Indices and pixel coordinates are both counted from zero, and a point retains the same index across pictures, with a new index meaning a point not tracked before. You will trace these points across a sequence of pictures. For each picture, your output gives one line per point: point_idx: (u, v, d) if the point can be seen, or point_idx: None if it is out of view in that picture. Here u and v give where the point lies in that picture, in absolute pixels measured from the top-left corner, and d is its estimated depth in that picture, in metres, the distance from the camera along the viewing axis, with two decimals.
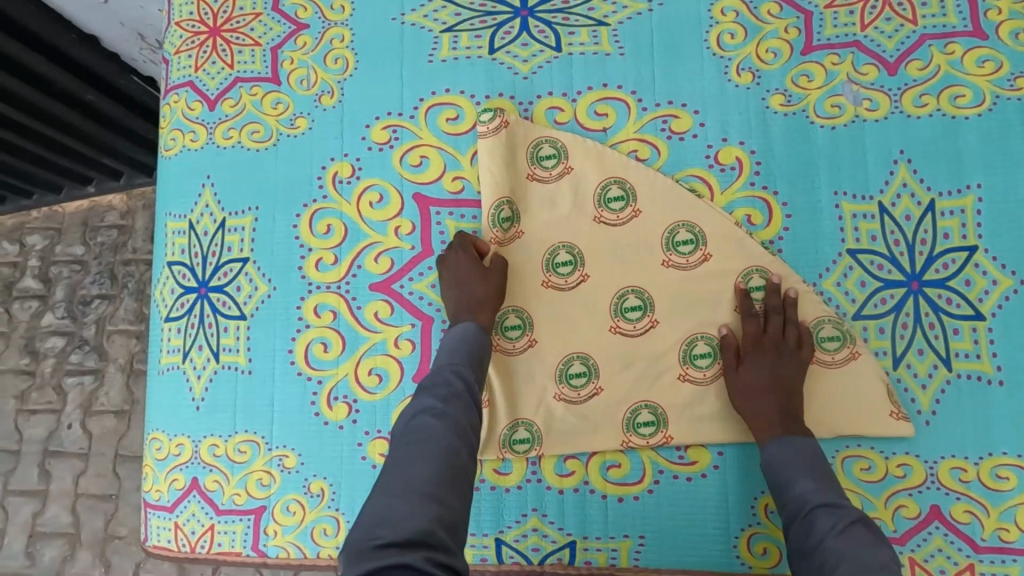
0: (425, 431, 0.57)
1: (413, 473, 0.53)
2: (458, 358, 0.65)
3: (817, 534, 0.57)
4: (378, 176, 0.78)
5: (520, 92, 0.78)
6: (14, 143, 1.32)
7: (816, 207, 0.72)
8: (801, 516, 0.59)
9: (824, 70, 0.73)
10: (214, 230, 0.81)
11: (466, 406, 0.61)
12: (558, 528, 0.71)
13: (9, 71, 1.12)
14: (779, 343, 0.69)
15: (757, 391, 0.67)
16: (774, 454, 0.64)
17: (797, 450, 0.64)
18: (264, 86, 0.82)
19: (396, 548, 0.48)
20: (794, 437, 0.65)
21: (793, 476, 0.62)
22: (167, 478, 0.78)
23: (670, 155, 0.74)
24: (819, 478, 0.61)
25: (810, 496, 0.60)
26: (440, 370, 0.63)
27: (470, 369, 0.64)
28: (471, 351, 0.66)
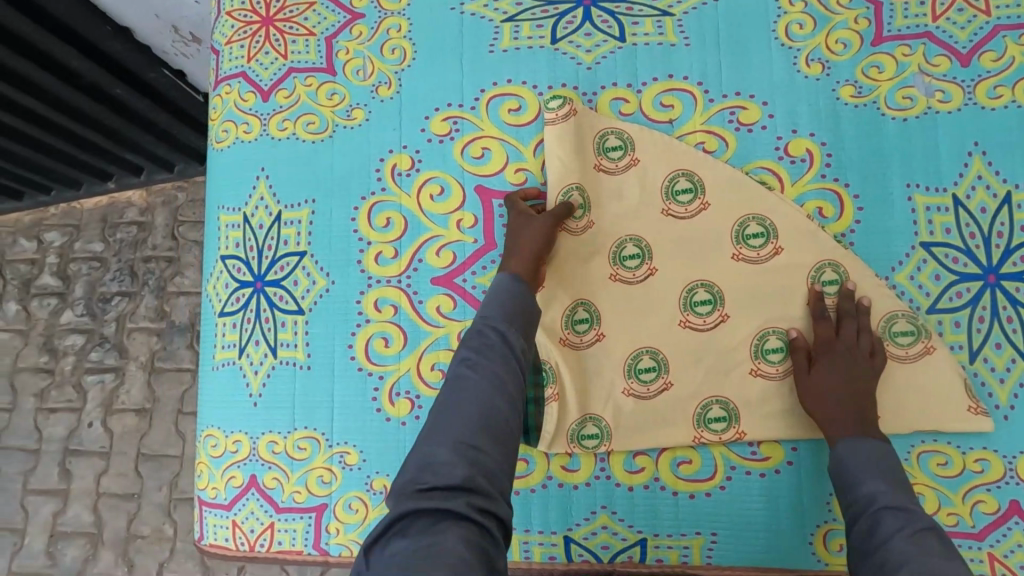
0: (461, 382, 0.56)
1: (450, 422, 0.53)
2: (494, 311, 0.63)
3: (882, 534, 0.55)
4: (439, 168, 0.77)
5: (584, 83, 0.76)
6: (35, 137, 1.30)
7: (888, 199, 0.71)
8: (867, 515, 0.57)
9: (895, 62, 0.72)
10: (269, 223, 0.79)
11: (503, 355, 0.59)
12: (628, 525, 0.70)
13: (36, 62, 1.11)
14: (853, 348, 0.68)
15: (831, 392, 0.66)
16: (843, 452, 0.63)
17: (869, 453, 0.62)
18: (320, 76, 0.80)
19: (438, 497, 0.48)
20: (866, 439, 0.63)
21: (862, 475, 0.60)
22: (224, 476, 0.77)
23: (738, 147, 0.73)
24: (889, 481, 0.59)
25: (877, 495, 0.58)
26: (476, 326, 0.62)
27: (504, 321, 0.62)
28: (503, 301, 0.64)
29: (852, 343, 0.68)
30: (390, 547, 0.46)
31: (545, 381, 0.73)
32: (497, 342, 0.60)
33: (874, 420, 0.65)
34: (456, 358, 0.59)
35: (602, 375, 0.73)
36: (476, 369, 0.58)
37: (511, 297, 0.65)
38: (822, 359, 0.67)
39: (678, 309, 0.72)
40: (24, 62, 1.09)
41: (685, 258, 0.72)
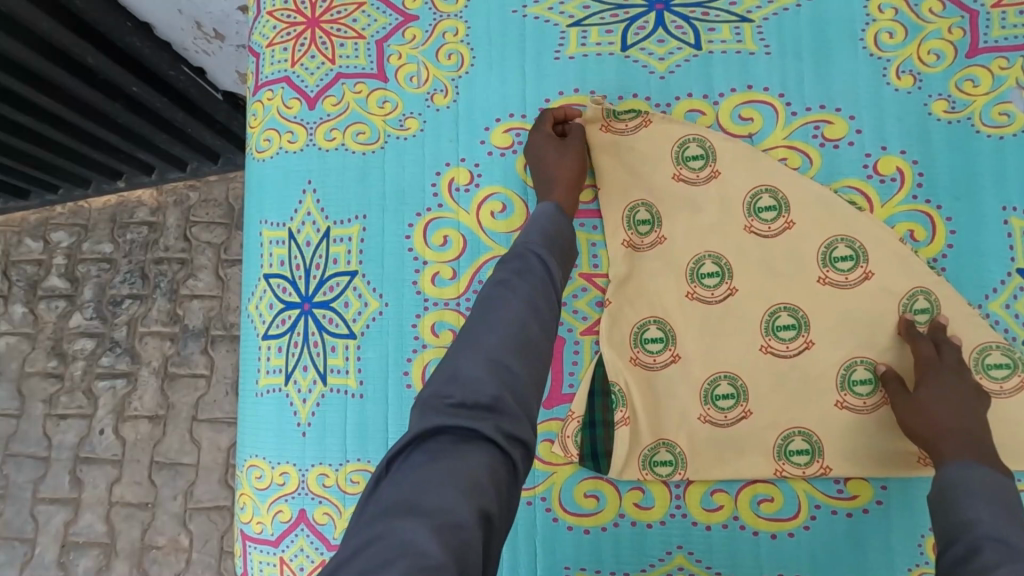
0: (498, 302, 0.52)
1: (484, 338, 0.49)
2: (535, 237, 0.59)
3: (980, 561, 0.46)
4: (500, 183, 0.72)
5: (656, 93, 0.72)
6: (43, 133, 1.24)
7: (983, 220, 0.67)
8: (963, 543, 0.49)
9: (991, 75, 0.68)
10: (317, 240, 0.74)
11: (542, 277, 0.55)
12: (705, 566, 0.66)
13: (51, 58, 1.05)
14: (962, 374, 0.62)
15: (942, 419, 0.60)
16: (949, 471, 0.56)
17: (980, 479, 0.54)
18: (370, 82, 0.75)
19: (466, 415, 0.45)
20: (976, 462, 0.56)
21: (969, 498, 0.53)
22: (271, 510, 0.72)
23: (823, 164, 0.69)
24: (999, 507, 0.51)
25: (978, 516, 0.51)
26: (517, 248, 0.57)
27: (544, 247, 0.58)
28: (546, 229, 0.60)
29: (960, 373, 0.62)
30: (411, 461, 0.44)
31: (614, 405, 0.68)
32: (538, 267, 0.56)
33: (990, 451, 0.58)
34: (493, 277, 0.55)
35: (677, 403, 0.68)
36: (511, 289, 0.53)
37: (555, 225, 0.61)
38: (927, 380, 0.62)
39: (760, 333, 0.68)
40: (38, 59, 1.03)
41: (764, 276, 0.68)
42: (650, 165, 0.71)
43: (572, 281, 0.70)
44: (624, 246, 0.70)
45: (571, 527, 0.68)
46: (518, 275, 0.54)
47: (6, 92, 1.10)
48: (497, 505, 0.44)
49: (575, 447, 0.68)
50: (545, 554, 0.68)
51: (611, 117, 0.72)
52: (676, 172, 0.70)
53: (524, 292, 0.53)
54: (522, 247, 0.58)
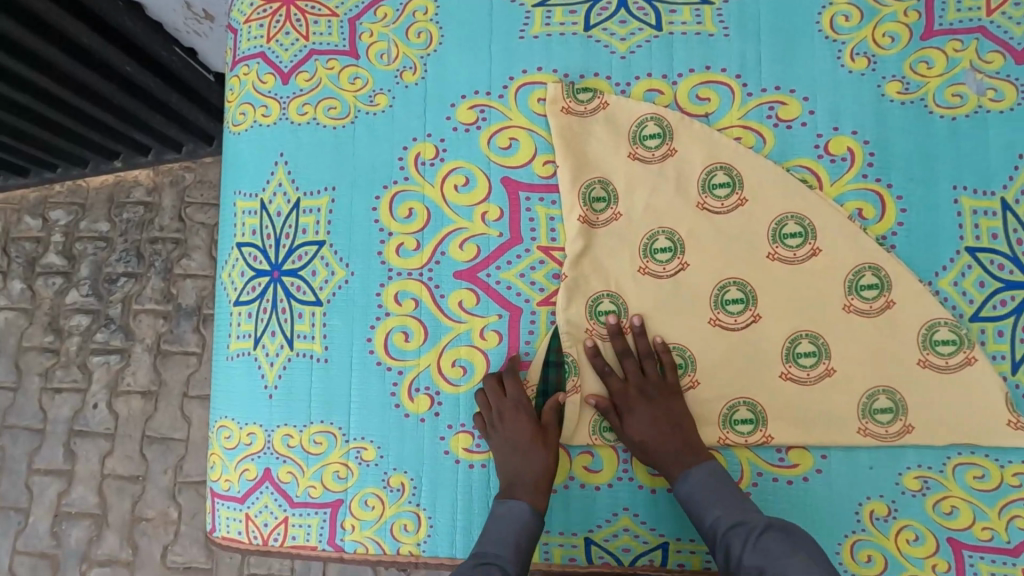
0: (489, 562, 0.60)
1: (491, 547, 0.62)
2: (504, 552, 0.62)
3: (735, 556, 0.60)
4: (464, 158, 0.74)
5: (617, 73, 0.74)
6: (43, 113, 1.27)
7: (935, 200, 0.68)
8: (719, 544, 0.62)
9: (945, 57, 0.69)
10: (287, 210, 0.77)
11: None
12: (649, 528, 0.69)
13: (48, 38, 1.07)
14: (667, 385, 0.69)
15: (665, 443, 0.67)
16: (682, 491, 0.65)
17: (703, 482, 0.65)
18: (342, 59, 0.78)
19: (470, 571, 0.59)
20: (694, 466, 0.66)
21: (703, 507, 0.64)
22: (238, 468, 0.75)
23: (776, 143, 0.71)
24: (723, 502, 0.63)
25: (721, 523, 0.62)
26: (481, 563, 0.61)
27: (511, 566, 0.61)
28: (517, 546, 0.62)
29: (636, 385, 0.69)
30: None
31: (566, 373, 0.71)
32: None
33: (698, 450, 0.67)
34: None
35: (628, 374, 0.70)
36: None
37: (524, 536, 0.63)
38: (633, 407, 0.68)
39: (708, 308, 0.70)
40: (37, 41, 1.06)
41: (715, 252, 0.70)
42: (609, 143, 0.72)
43: (530, 254, 0.72)
44: (577, 221, 0.71)
45: None
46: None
47: (9, 74, 1.14)
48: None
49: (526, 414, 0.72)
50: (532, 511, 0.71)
51: (571, 99, 0.73)
52: (634, 151, 0.72)
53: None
54: (480, 559, 0.61)
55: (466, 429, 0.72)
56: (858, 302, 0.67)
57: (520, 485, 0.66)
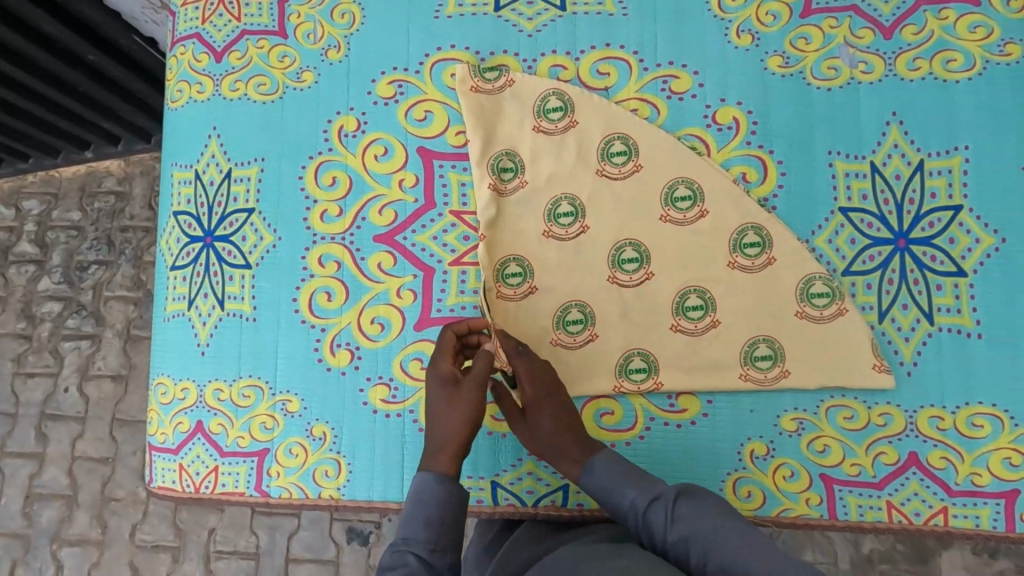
0: (403, 550, 0.60)
1: (408, 529, 0.61)
2: (418, 534, 0.61)
3: (660, 533, 0.59)
4: (383, 130, 0.80)
5: (524, 50, 0.79)
6: (15, 104, 1.31)
7: (811, 165, 0.74)
8: (640, 524, 0.61)
9: (822, 33, 0.75)
10: (220, 179, 0.82)
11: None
12: (551, 472, 0.74)
13: (11, 26, 1.10)
14: (549, 378, 0.70)
15: (569, 431, 0.68)
16: (588, 481, 0.65)
17: (604, 473, 0.65)
18: (272, 39, 0.83)
19: (389, 560, 0.60)
20: (594, 458, 0.66)
21: (616, 490, 0.63)
22: (172, 422, 0.80)
23: (670, 114, 0.76)
24: (635, 480, 0.63)
25: (638, 503, 0.61)
26: (396, 551, 0.60)
27: (425, 545, 0.60)
28: (427, 521, 0.61)
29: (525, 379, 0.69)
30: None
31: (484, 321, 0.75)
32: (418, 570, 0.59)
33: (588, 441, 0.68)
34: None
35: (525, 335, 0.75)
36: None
37: (436, 509, 0.62)
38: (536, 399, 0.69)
39: (606, 268, 0.75)
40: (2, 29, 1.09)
41: (613, 216, 0.75)
42: (515, 115, 0.78)
43: (443, 218, 0.78)
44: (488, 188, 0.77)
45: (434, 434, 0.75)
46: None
47: None
48: (418, 566, 0.59)
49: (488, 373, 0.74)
50: None
51: (478, 78, 0.78)
52: (541, 125, 0.77)
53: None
54: (394, 548, 0.61)
55: (383, 381, 0.77)
56: (742, 259, 0.73)
57: (432, 455, 0.65)
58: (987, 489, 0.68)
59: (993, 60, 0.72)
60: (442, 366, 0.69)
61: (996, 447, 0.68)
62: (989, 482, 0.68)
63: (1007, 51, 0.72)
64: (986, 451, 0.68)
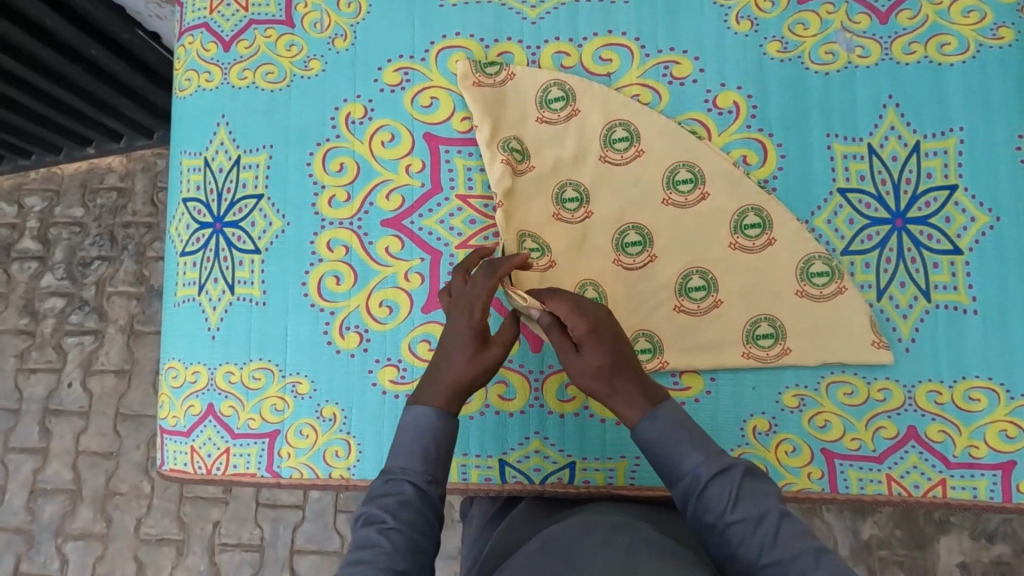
0: (397, 479, 0.60)
1: (404, 457, 0.61)
2: (413, 464, 0.60)
3: (716, 510, 0.53)
4: (390, 116, 0.81)
5: (528, 37, 0.81)
6: (15, 99, 1.31)
7: (809, 147, 0.75)
8: (693, 494, 0.54)
9: (819, 19, 0.76)
10: (229, 166, 0.83)
11: (420, 508, 0.58)
12: (558, 449, 0.75)
13: (11, 20, 1.11)
14: (608, 317, 0.62)
15: (626, 373, 0.60)
16: (647, 431, 0.58)
17: (669, 421, 0.59)
18: (279, 28, 0.84)
19: (382, 487, 0.59)
20: (658, 406, 0.59)
21: (679, 449, 0.57)
22: (184, 405, 0.81)
23: (671, 99, 0.78)
24: (699, 444, 0.57)
25: (702, 471, 0.55)
26: (391, 479, 0.59)
27: (421, 475, 0.60)
28: (424, 453, 0.61)
29: (579, 318, 0.61)
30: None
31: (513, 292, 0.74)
32: (413, 500, 0.58)
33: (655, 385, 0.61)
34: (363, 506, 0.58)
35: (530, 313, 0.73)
36: (389, 534, 0.55)
37: (434, 442, 0.62)
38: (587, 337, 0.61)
39: (611, 251, 0.76)
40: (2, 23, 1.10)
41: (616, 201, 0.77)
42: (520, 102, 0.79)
43: (449, 202, 0.79)
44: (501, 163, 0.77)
45: None
46: (395, 514, 0.57)
47: None
48: (412, 493, 0.59)
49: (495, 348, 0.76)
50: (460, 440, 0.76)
51: (480, 73, 0.79)
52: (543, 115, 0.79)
53: (399, 531, 0.56)
54: (388, 476, 0.60)
55: (392, 363, 0.78)
56: (742, 240, 0.75)
57: (432, 390, 0.64)
58: (984, 461, 0.69)
59: (986, 44, 0.74)
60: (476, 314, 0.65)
61: (992, 420, 0.69)
62: (986, 454, 0.69)
63: (1000, 34, 0.73)
64: (982, 424, 0.69)
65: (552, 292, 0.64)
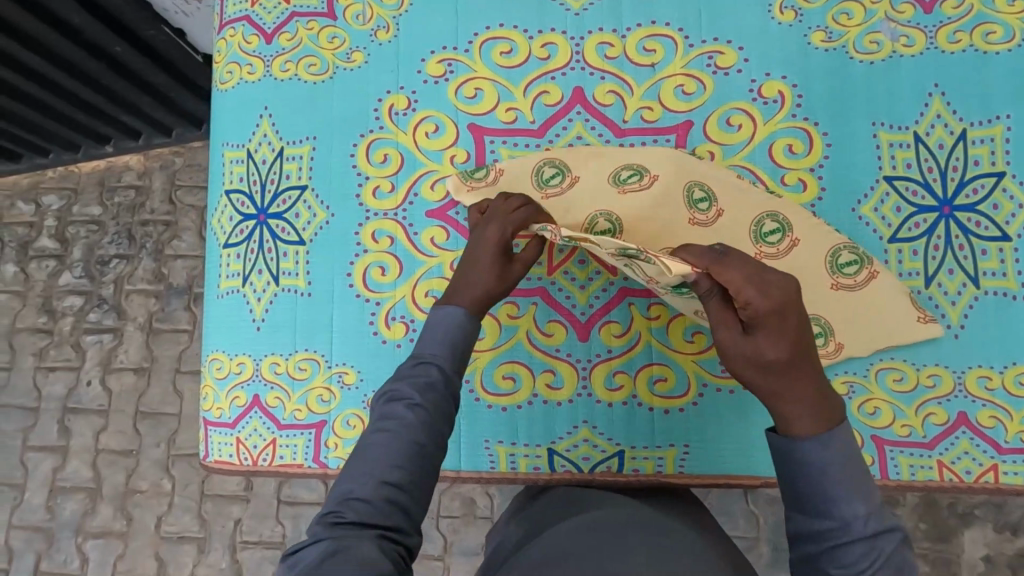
0: (425, 364, 0.59)
1: (430, 341, 0.60)
2: (440, 352, 0.59)
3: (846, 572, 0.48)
4: (434, 108, 0.81)
5: (572, 28, 0.81)
6: (20, 88, 1.26)
7: (855, 135, 0.76)
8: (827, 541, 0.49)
9: (863, 9, 0.77)
10: (272, 158, 0.83)
11: (445, 393, 0.58)
12: (607, 438, 0.75)
13: (32, 12, 1.07)
14: (795, 299, 0.50)
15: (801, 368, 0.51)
16: (814, 454, 0.50)
17: (841, 452, 0.51)
18: (321, 20, 0.84)
19: (409, 368, 0.59)
20: (829, 424, 0.51)
21: (836, 491, 0.50)
22: (229, 396, 0.81)
23: (715, 89, 0.78)
24: (863, 492, 0.50)
25: (856, 526, 0.48)
26: (420, 362, 0.59)
27: (450, 363, 0.59)
28: (452, 344, 0.60)
29: (764, 299, 0.50)
30: (302, 559, 0.48)
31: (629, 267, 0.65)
32: (439, 383, 0.58)
33: (834, 394, 0.52)
34: (389, 387, 0.57)
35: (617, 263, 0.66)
36: (414, 410, 0.55)
37: (461, 336, 0.61)
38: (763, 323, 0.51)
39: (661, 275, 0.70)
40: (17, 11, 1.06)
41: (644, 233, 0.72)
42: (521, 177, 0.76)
43: None
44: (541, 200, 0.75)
45: (490, 405, 0.77)
46: (423, 393, 0.57)
47: (10, 59, 1.17)
48: (439, 377, 0.58)
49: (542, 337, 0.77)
50: (508, 431, 0.76)
51: (470, 180, 0.78)
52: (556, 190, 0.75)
53: (426, 409, 0.56)
54: (418, 359, 0.59)
55: None
56: (766, 248, 0.72)
57: (461, 291, 0.64)
58: None
59: None
60: (505, 231, 0.65)
61: None
62: None
63: None
64: None
65: (724, 254, 0.52)
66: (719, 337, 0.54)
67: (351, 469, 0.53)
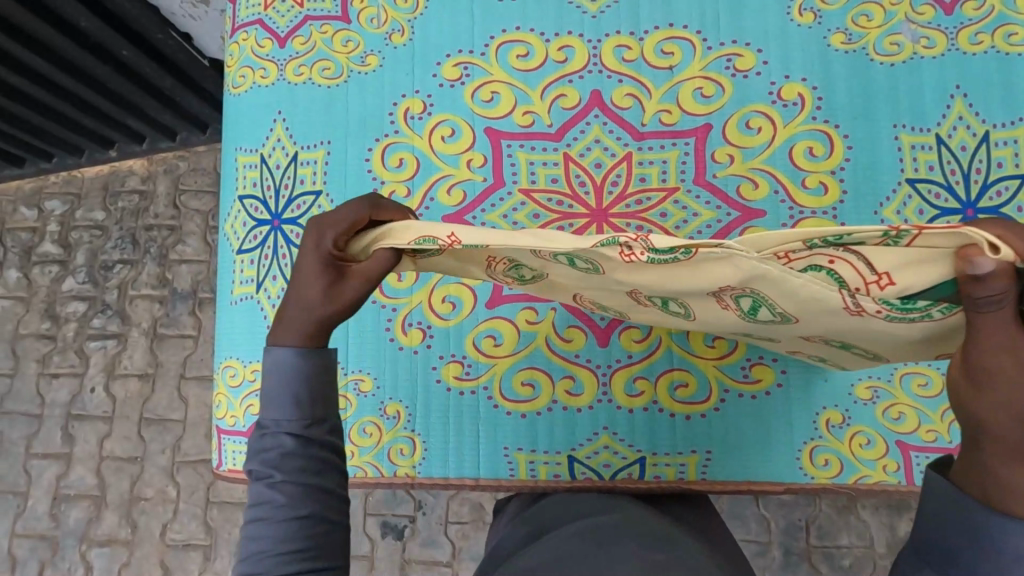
0: (270, 434, 0.49)
1: (271, 401, 0.49)
2: (289, 413, 0.49)
3: None
4: (450, 112, 0.81)
5: (589, 30, 0.80)
6: (20, 88, 1.24)
7: (877, 137, 0.75)
8: None
9: (883, 10, 0.77)
10: (286, 163, 0.83)
11: (309, 452, 0.49)
12: (628, 445, 0.74)
13: (39, 14, 1.06)
14: None
15: None
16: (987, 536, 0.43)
17: None
18: (335, 24, 0.84)
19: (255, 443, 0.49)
20: None
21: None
22: (243, 404, 0.80)
23: (734, 92, 0.77)
24: None
25: None
26: (264, 435, 0.49)
27: (302, 417, 0.49)
28: (297, 398, 0.49)
29: None
30: None
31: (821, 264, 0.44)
32: (296, 449, 0.48)
33: None
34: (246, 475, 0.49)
35: (775, 286, 0.45)
36: (279, 487, 0.47)
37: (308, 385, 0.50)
38: None
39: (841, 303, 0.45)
40: (27, 15, 1.05)
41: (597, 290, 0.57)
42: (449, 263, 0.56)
43: (512, 196, 0.78)
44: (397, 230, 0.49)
45: (509, 412, 0.76)
46: (280, 466, 0.48)
47: (16, 62, 1.16)
48: (298, 439, 0.49)
49: (562, 343, 0.76)
50: (529, 437, 0.76)
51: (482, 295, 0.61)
52: (502, 276, 0.60)
53: (291, 482, 0.47)
54: (263, 429, 0.49)
55: (456, 359, 0.77)
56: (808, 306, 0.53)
57: (285, 321, 0.50)
58: None
59: None
60: (326, 239, 0.49)
61: None
62: None
63: None
64: None
65: None
66: (983, 356, 0.40)
67: (239, 562, 0.47)
